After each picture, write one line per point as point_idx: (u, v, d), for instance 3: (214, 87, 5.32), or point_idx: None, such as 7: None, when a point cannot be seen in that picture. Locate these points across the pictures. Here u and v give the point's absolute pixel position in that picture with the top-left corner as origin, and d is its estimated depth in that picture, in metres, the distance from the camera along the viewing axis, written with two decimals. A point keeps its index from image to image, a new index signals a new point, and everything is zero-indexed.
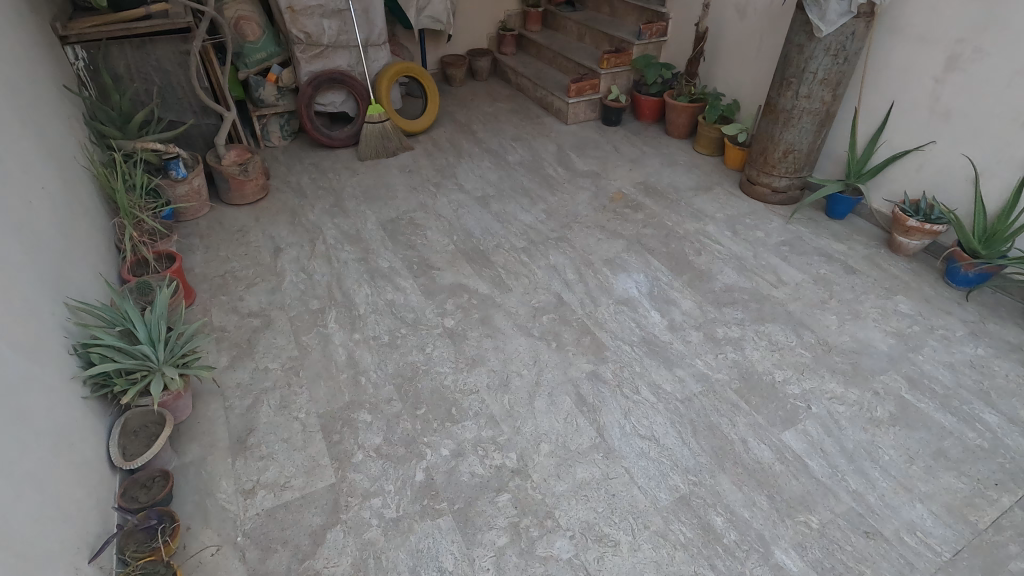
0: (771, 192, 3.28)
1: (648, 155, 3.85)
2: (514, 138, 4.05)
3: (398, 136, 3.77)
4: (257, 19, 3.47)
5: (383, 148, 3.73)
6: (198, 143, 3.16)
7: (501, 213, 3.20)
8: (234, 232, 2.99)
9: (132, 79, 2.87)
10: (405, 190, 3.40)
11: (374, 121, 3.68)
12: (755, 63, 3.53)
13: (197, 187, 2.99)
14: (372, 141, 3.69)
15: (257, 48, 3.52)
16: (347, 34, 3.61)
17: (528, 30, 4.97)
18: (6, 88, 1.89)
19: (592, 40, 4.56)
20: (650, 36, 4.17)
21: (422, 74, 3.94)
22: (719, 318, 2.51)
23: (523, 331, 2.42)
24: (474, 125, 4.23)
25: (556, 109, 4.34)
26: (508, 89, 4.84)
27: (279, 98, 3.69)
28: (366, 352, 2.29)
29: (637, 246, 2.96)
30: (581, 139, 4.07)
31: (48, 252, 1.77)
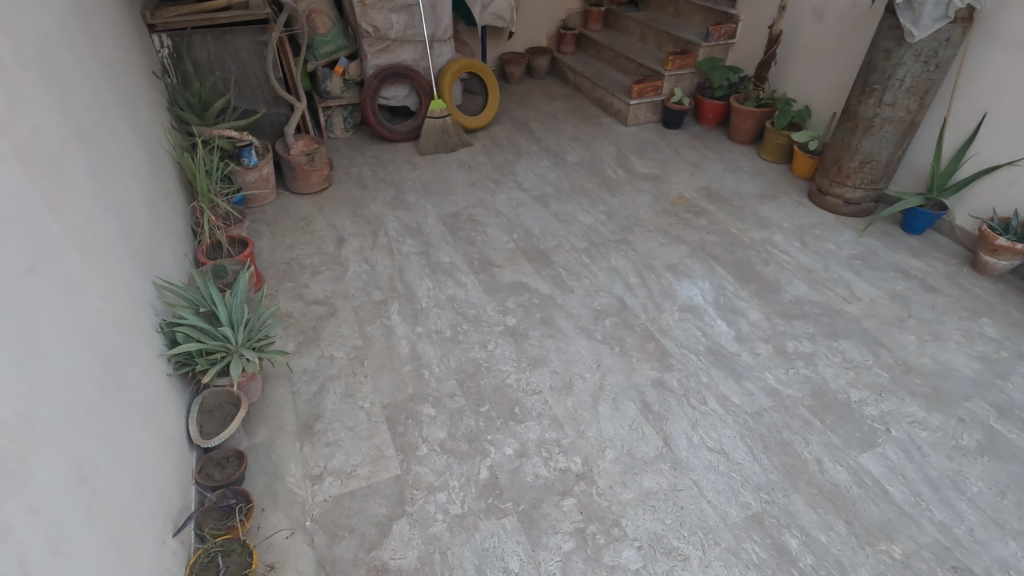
0: (843, 203, 3.15)
1: (710, 159, 3.76)
2: (572, 137, 4.01)
3: (458, 133, 3.78)
4: (328, 12, 3.54)
5: (443, 144, 3.75)
6: (268, 132, 3.23)
7: (561, 212, 3.17)
8: (299, 221, 3.04)
9: (211, 68, 2.95)
10: (464, 185, 3.40)
11: (436, 117, 3.71)
12: (832, 68, 3.40)
13: (266, 174, 3.06)
14: (433, 136, 3.72)
15: (326, 41, 3.58)
16: (414, 29, 3.64)
17: (588, 29, 4.92)
18: (106, 72, 1.96)
19: (655, 41, 4.48)
20: (717, 38, 4.05)
21: (484, 70, 3.93)
22: (789, 331, 2.41)
23: (586, 333, 2.38)
24: (532, 123, 4.21)
25: (615, 110, 4.28)
26: (565, 88, 4.80)
27: (344, 90, 3.75)
28: (428, 346, 2.30)
29: (701, 253, 2.89)
30: (640, 141, 4.00)
31: (139, 232, 1.83)
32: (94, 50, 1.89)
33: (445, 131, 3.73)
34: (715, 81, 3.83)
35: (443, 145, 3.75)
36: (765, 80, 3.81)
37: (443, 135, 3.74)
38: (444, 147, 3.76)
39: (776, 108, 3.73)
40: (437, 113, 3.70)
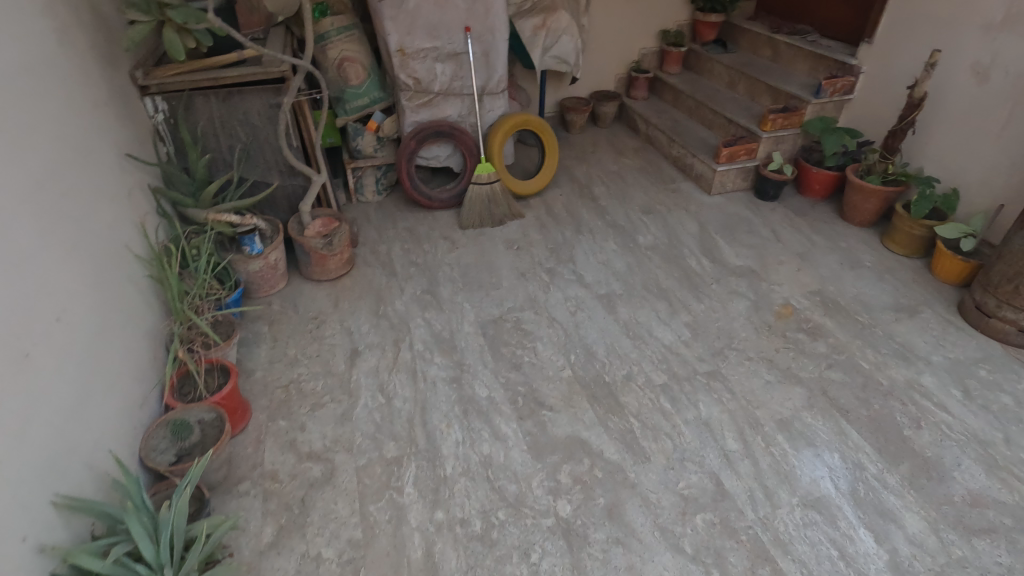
0: (1016, 332, 2.35)
1: (821, 248, 2.99)
2: (644, 209, 3.33)
3: (507, 202, 3.17)
4: (364, 62, 3.01)
5: (488, 215, 3.14)
6: (282, 207, 2.70)
7: (631, 323, 2.49)
8: (309, 320, 2.49)
9: (216, 134, 2.44)
10: (511, 275, 2.77)
11: (482, 184, 3.11)
12: (999, 146, 2.60)
13: (273, 262, 2.53)
14: (477, 207, 3.12)
15: (359, 93, 3.05)
16: (461, 80, 3.07)
17: (664, 72, 4.25)
18: (32, 182, 1.44)
19: (748, 91, 3.75)
20: (831, 94, 3.29)
21: (542, 128, 3.30)
22: (972, 561, 1.66)
23: (669, 542, 1.69)
24: (595, 186, 3.55)
25: (697, 173, 3.57)
26: (635, 140, 4.13)
27: (377, 148, 3.21)
28: (450, 550, 1.67)
29: (823, 401, 2.15)
30: (728, 216, 3.28)
31: (45, 422, 1.28)
32: (12, 155, 1.38)
33: (491, 201, 3.13)
34: (828, 149, 3.08)
35: (489, 217, 3.14)
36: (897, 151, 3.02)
37: (489, 205, 3.13)
38: (489, 219, 3.15)
39: (909, 188, 2.94)
40: (483, 180, 3.11)
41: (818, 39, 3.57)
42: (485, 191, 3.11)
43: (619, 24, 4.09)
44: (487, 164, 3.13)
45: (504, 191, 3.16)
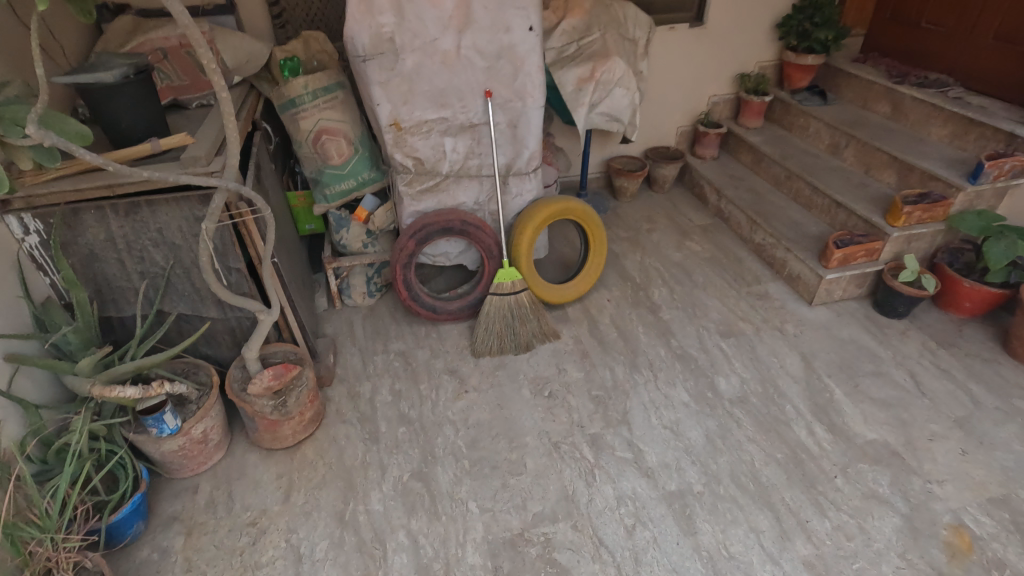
0: None
1: (989, 411, 2.07)
2: (723, 328, 2.46)
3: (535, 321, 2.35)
4: (350, 134, 2.24)
5: (509, 339, 2.32)
6: (224, 344, 1.94)
7: (720, 561, 1.63)
8: (242, 528, 1.71)
9: (119, 258, 1.70)
10: (539, 448, 1.95)
11: (503, 297, 2.31)
12: None
13: (200, 435, 1.77)
14: (496, 328, 2.31)
15: (342, 174, 2.28)
16: (480, 159, 2.27)
17: (741, 125, 3.38)
18: None
19: (861, 161, 2.84)
20: (994, 178, 2.35)
21: (587, 217, 2.48)
22: None
23: None
24: (654, 288, 2.70)
25: (792, 273, 2.68)
26: (703, 214, 3.26)
27: (368, 242, 2.44)
28: None
29: None
30: (842, 344, 2.39)
31: None
32: None
33: (514, 320, 2.32)
34: (996, 263, 2.17)
35: (510, 341, 2.32)
36: None
37: (511, 326, 2.32)
38: (510, 344, 2.32)
39: None
40: (505, 293, 2.31)
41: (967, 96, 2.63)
42: (506, 307, 2.31)
43: (686, 68, 3.24)
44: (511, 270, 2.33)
45: (533, 306, 2.35)
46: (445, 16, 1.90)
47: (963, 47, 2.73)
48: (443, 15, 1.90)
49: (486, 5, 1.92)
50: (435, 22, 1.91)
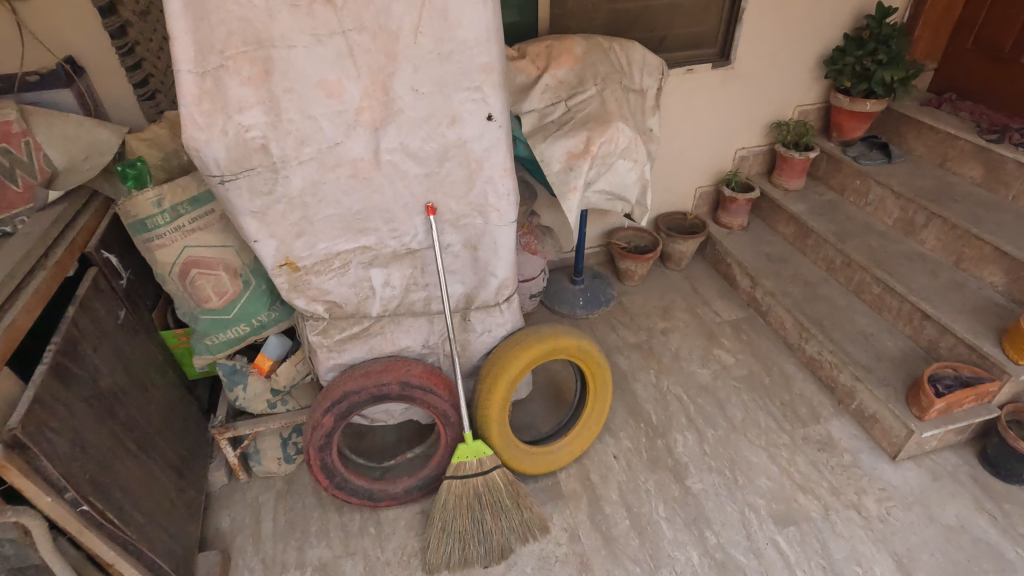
0: None
1: None
2: (777, 509, 1.76)
3: (515, 519, 1.64)
4: (234, 264, 1.54)
5: (477, 547, 1.61)
6: None
7: None
8: None
9: None
10: None
11: (467, 487, 1.60)
12: None
13: None
14: (459, 533, 1.60)
15: (227, 321, 1.58)
16: (426, 292, 1.57)
17: (776, 185, 2.67)
18: None
19: (948, 247, 2.13)
20: None
21: (586, 356, 1.77)
22: None
23: None
24: (677, 433, 2.00)
25: (863, 410, 1.98)
26: (732, 305, 2.56)
27: (275, 401, 1.73)
28: None
29: None
30: (948, 535, 1.68)
31: None
32: None
33: (484, 521, 1.61)
34: None
35: (478, 551, 1.62)
36: None
37: (479, 529, 1.61)
38: (478, 555, 1.62)
39: None
40: (468, 482, 1.60)
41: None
42: (471, 504, 1.60)
43: (708, 118, 2.53)
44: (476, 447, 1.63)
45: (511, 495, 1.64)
46: (350, 109, 1.19)
47: None
48: (346, 107, 1.19)
49: (416, 89, 1.22)
50: (335, 119, 1.20)
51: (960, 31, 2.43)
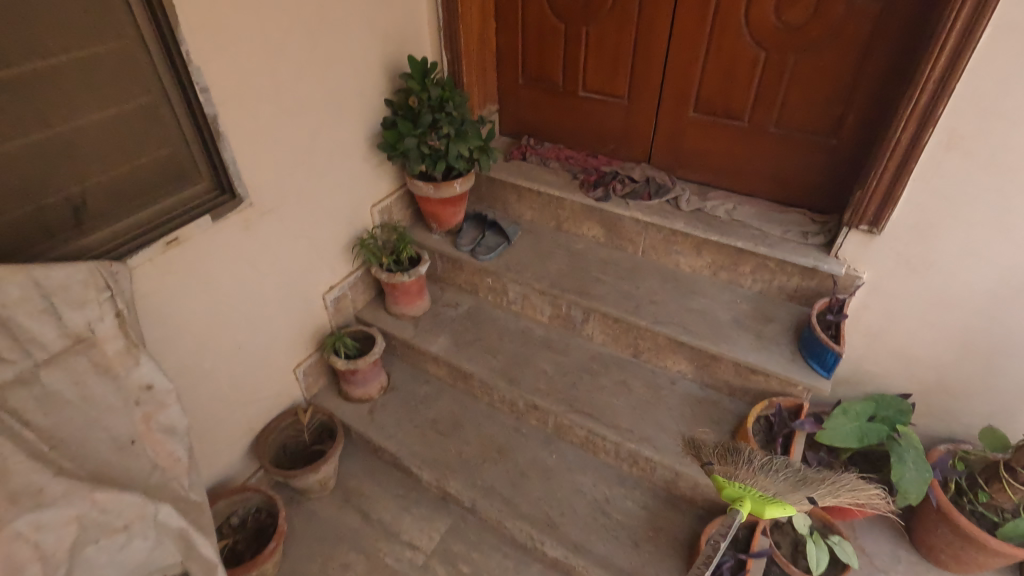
0: None
1: None
2: None
3: (787, 488, 1.11)
4: None
5: (794, 499, 1.10)
6: None
7: None
8: None
9: None
10: None
11: (751, 476, 1.14)
12: None
13: None
14: (801, 471, 1.14)
15: None
16: None
17: (398, 315, 1.87)
18: None
19: (619, 340, 1.72)
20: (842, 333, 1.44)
21: None
22: None
23: None
24: None
25: None
26: (427, 515, 1.72)
27: None
28: None
29: None
30: None
31: None
32: None
33: (766, 480, 1.13)
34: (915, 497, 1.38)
35: (802, 485, 1.12)
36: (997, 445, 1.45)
37: (750, 461, 1.16)
38: (816, 487, 1.11)
39: None
40: (750, 476, 1.14)
41: (708, 205, 1.72)
42: (751, 477, 1.13)
43: (252, 285, 1.50)
44: (770, 498, 1.11)
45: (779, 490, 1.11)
46: None
47: (663, 124, 1.78)
48: None
49: None
50: None
51: (505, 64, 1.96)
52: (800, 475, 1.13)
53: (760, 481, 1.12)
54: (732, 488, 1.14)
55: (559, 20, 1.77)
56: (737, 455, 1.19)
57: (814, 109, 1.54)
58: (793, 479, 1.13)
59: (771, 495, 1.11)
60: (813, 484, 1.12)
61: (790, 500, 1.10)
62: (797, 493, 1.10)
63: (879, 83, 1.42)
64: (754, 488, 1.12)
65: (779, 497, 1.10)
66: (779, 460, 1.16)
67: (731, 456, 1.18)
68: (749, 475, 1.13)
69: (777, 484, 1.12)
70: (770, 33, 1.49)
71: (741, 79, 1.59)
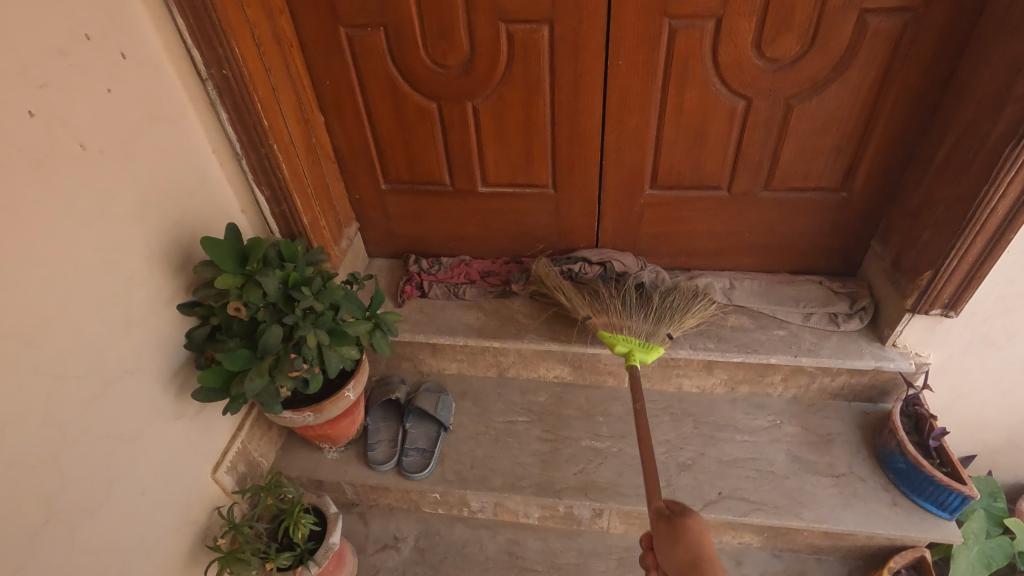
0: None
1: None
2: None
3: (654, 328, 1.14)
4: None
5: (661, 340, 1.12)
6: None
7: None
8: None
9: None
10: None
11: (621, 319, 1.14)
12: None
13: None
14: (657, 303, 1.17)
15: None
16: None
17: None
18: None
19: (649, 526, 1.22)
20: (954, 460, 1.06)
21: None
22: None
23: None
24: None
25: None
26: None
27: None
28: None
29: None
30: None
31: None
32: None
33: (632, 319, 1.15)
34: None
35: (660, 325, 1.14)
36: None
37: (616, 306, 1.16)
38: (671, 322, 1.15)
39: None
40: (620, 320, 1.14)
41: (696, 284, 1.28)
42: (624, 324, 1.13)
43: None
44: (648, 342, 1.10)
45: (648, 332, 1.12)
46: None
47: (609, 212, 1.27)
48: None
49: None
50: None
51: (354, 171, 1.30)
52: (659, 311, 1.16)
53: (633, 328, 1.13)
54: (620, 341, 1.10)
55: (428, 99, 1.16)
56: (604, 301, 1.18)
57: (815, 164, 1.14)
58: (654, 317, 1.15)
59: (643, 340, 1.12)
60: (668, 321, 1.15)
61: (660, 341, 1.11)
62: (660, 333, 1.13)
63: (903, 122, 1.05)
64: (633, 337, 1.10)
65: (653, 340, 1.11)
66: (641, 293, 1.20)
67: (599, 301, 1.18)
68: (621, 324, 1.13)
69: (645, 326, 1.13)
70: (750, 77, 1.03)
71: (713, 141, 1.13)
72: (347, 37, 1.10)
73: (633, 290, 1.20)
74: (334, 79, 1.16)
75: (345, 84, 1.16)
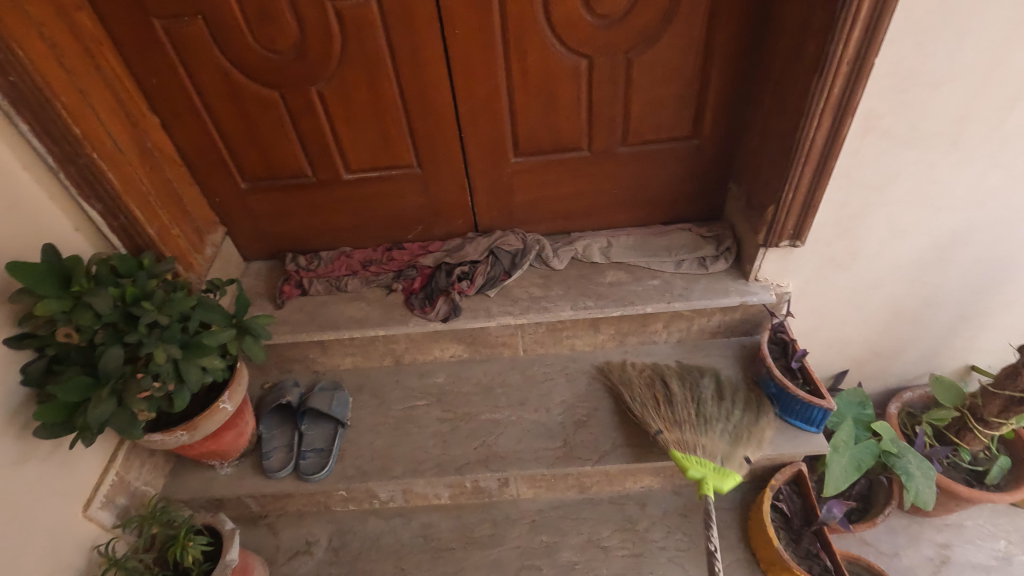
0: None
1: None
2: None
3: (730, 450, 1.02)
4: None
5: (739, 467, 1.01)
6: None
7: None
8: None
9: None
10: None
11: (695, 437, 1.04)
12: None
13: None
14: (704, 416, 1.08)
15: None
16: None
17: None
18: None
19: (556, 486, 1.25)
20: (815, 378, 1.14)
21: None
22: None
23: None
24: None
25: None
26: None
27: None
28: None
29: None
30: None
31: None
32: None
33: (708, 438, 1.04)
34: (928, 502, 1.21)
35: (736, 447, 1.03)
36: (949, 391, 1.32)
37: (690, 421, 1.07)
38: (750, 445, 1.04)
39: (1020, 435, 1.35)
40: (696, 439, 1.04)
41: (579, 247, 1.32)
42: (698, 444, 1.03)
43: None
44: (724, 467, 1.00)
45: (726, 457, 1.01)
46: None
47: (480, 185, 1.27)
48: None
49: None
50: None
51: (208, 173, 1.23)
52: (738, 433, 1.06)
53: (708, 448, 1.02)
54: (694, 465, 1.00)
55: (269, 89, 1.11)
56: (677, 412, 1.09)
57: (664, 116, 1.17)
58: (731, 438, 1.05)
59: (720, 463, 1.00)
60: (746, 443, 1.04)
61: (735, 468, 1.00)
62: (738, 457, 1.01)
63: (733, 66, 1.09)
64: (707, 459, 1.01)
65: (729, 466, 1.00)
66: (720, 400, 1.11)
67: (670, 416, 1.09)
68: (686, 442, 1.03)
69: (721, 447, 1.03)
70: (585, 35, 1.04)
71: (564, 102, 1.14)
72: (164, 29, 1.02)
73: (708, 400, 1.10)
74: (159, 76, 1.07)
75: (174, 81, 1.08)
